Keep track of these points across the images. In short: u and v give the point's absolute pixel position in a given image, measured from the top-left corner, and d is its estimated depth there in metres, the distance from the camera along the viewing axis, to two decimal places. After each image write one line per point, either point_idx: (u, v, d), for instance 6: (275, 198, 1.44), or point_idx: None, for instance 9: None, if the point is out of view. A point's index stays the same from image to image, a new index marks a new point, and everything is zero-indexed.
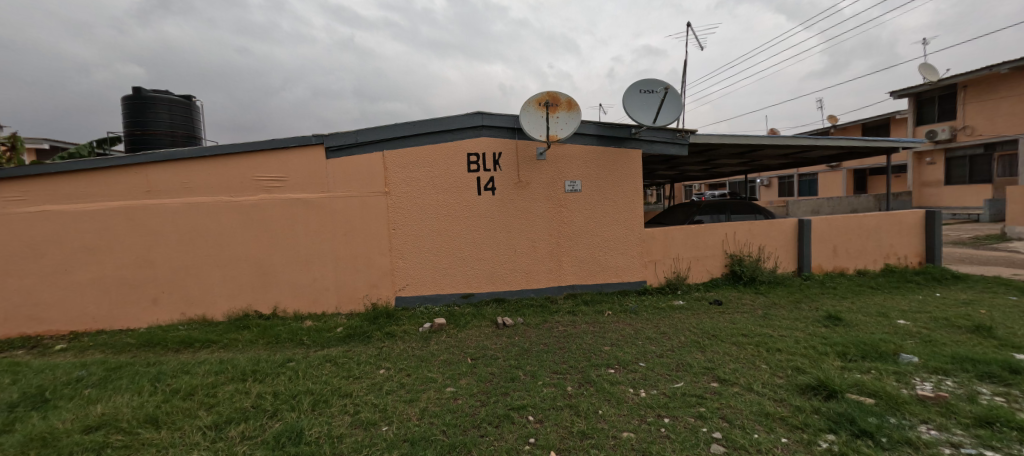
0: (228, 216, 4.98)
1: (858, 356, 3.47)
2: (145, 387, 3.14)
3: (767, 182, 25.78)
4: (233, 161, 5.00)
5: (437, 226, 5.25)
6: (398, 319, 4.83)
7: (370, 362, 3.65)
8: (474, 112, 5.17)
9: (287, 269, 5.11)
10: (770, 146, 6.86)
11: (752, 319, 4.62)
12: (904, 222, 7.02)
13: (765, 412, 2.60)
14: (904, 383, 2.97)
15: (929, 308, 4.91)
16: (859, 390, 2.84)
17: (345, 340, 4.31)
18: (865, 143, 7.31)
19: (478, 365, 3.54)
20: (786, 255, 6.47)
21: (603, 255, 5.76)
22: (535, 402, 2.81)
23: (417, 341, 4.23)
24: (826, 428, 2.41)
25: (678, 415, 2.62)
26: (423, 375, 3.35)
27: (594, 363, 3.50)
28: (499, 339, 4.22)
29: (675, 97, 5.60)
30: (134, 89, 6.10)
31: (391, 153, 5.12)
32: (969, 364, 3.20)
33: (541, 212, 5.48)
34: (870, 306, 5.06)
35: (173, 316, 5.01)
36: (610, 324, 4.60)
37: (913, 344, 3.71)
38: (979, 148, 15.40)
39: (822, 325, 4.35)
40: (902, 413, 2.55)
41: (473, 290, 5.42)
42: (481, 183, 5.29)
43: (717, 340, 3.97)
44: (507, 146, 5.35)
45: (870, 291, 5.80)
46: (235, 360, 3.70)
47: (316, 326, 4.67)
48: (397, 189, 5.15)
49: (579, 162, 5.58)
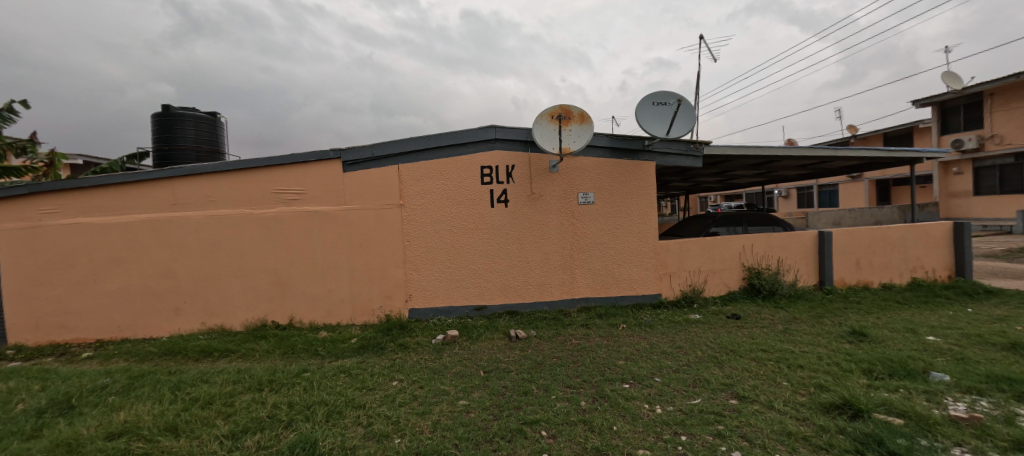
0: (249, 229, 5.12)
1: (885, 373, 3.34)
2: (166, 395, 3.22)
3: (785, 193, 25.34)
4: (254, 175, 5.16)
5: (450, 239, 5.29)
6: (411, 331, 4.85)
7: (383, 373, 3.67)
8: (487, 125, 5.25)
9: (303, 279, 5.20)
10: (788, 157, 6.75)
11: (772, 334, 4.49)
12: (931, 234, 6.77)
13: (787, 431, 2.52)
14: (935, 403, 2.84)
15: (960, 324, 4.70)
16: (886, 409, 2.73)
17: (359, 351, 4.34)
18: (886, 154, 7.17)
19: (491, 378, 3.52)
20: (806, 268, 6.30)
21: (617, 268, 5.70)
22: (549, 416, 2.78)
23: (430, 353, 4.24)
24: (852, 450, 2.32)
25: (696, 432, 2.55)
26: (436, 387, 3.35)
27: (608, 377, 3.45)
28: (512, 352, 4.19)
29: (689, 109, 5.59)
30: (163, 107, 6.38)
31: (406, 167, 5.22)
32: (1004, 384, 3.04)
33: (554, 225, 5.48)
34: (897, 321, 4.87)
35: (193, 325, 5.13)
36: (624, 338, 4.53)
37: (943, 361, 3.55)
38: (1009, 157, 14.89)
39: (846, 341, 4.20)
40: (933, 434, 2.43)
41: (485, 302, 5.41)
42: (494, 196, 5.33)
43: (735, 355, 3.88)
44: (521, 159, 5.40)
45: (896, 306, 5.58)
46: (252, 370, 3.76)
47: (331, 337, 4.73)
48: (411, 202, 5.23)
49: (591, 174, 5.58)
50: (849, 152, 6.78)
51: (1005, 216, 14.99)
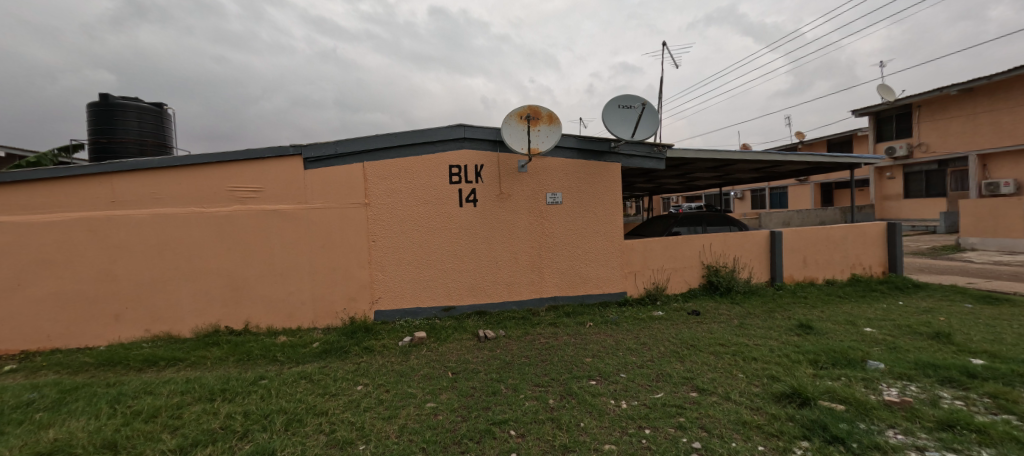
0: (199, 228, 4.81)
1: (828, 363, 3.59)
2: (104, 409, 2.96)
3: (741, 195, 26.77)
4: (206, 171, 4.86)
5: (417, 239, 5.20)
6: (377, 334, 4.73)
7: (347, 378, 3.55)
8: (456, 124, 5.20)
9: (259, 282, 4.94)
10: (743, 161, 7.12)
11: (729, 329, 4.72)
12: (868, 234, 7.35)
13: (741, 421, 2.65)
14: (872, 389, 3.08)
15: (893, 316, 5.13)
16: (830, 396, 2.94)
17: (321, 356, 4.18)
18: (829, 159, 7.71)
19: (459, 379, 3.49)
20: (759, 266, 6.67)
21: (584, 267, 5.81)
22: (517, 416, 2.79)
23: (397, 356, 4.15)
24: (800, 435, 2.47)
25: (659, 425, 2.63)
26: (403, 391, 3.28)
27: (576, 375, 3.50)
28: (480, 352, 4.18)
29: (652, 112, 5.77)
30: (101, 96, 5.87)
31: (371, 165, 5.08)
32: (930, 370, 3.35)
33: (523, 224, 5.51)
34: (839, 314, 5.25)
35: (135, 332, 4.76)
36: (591, 336, 4.62)
37: (879, 351, 3.86)
38: (933, 164, 16.45)
39: (795, 334, 4.49)
40: (871, 418, 2.63)
41: (454, 303, 5.36)
42: (463, 195, 5.29)
43: (695, 349, 4.05)
44: (489, 158, 5.38)
45: (838, 300, 6.03)
46: (202, 379, 3.53)
47: (291, 341, 4.52)
48: (377, 201, 5.09)
49: (559, 175, 5.65)
50: (798, 157, 7.24)
51: (930, 217, 16.52)
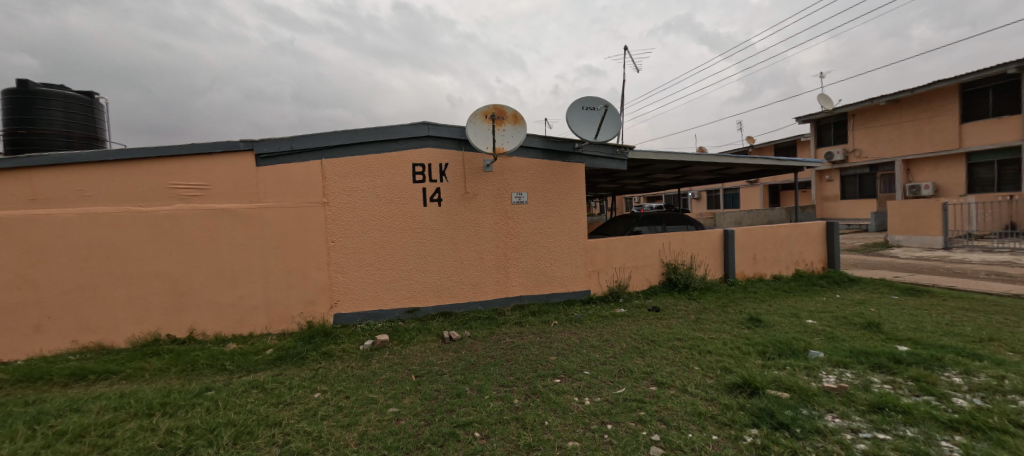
0: (136, 229, 4.43)
1: (775, 354, 3.82)
2: (20, 431, 2.66)
3: (697, 196, 28.06)
4: (144, 166, 4.49)
5: (379, 239, 5.05)
6: (336, 338, 4.55)
7: (303, 385, 3.39)
8: (420, 122, 5.10)
9: (206, 286, 4.62)
10: (699, 163, 7.45)
11: (686, 324, 4.93)
12: (810, 232, 7.91)
13: (697, 412, 2.77)
14: (813, 377, 3.31)
15: (831, 308, 5.55)
16: (777, 385, 3.13)
17: (275, 363, 3.97)
18: (776, 162, 8.23)
19: (423, 382, 3.42)
20: (714, 263, 7.01)
21: (549, 266, 5.87)
22: (482, 417, 2.77)
23: (358, 360, 4.00)
24: (750, 423, 2.60)
25: (621, 420, 2.70)
26: (364, 396, 3.17)
27: (541, 373, 3.53)
28: (445, 354, 4.12)
29: (614, 115, 5.92)
30: (19, 82, 5.28)
31: (330, 162, 4.88)
32: (863, 357, 3.65)
33: (488, 224, 5.48)
34: (784, 308, 5.61)
35: (60, 344, 4.30)
36: (556, 334, 4.67)
37: (819, 341, 4.17)
38: (865, 168, 18.03)
39: (745, 327, 4.75)
40: (812, 404, 2.83)
41: (418, 304, 5.25)
42: (427, 194, 5.20)
43: (655, 344, 4.19)
44: (454, 157, 5.31)
45: (784, 294, 6.44)
46: (139, 393, 3.25)
47: (242, 349, 4.26)
48: (337, 200, 4.90)
49: (524, 175, 5.67)
50: (748, 160, 7.67)
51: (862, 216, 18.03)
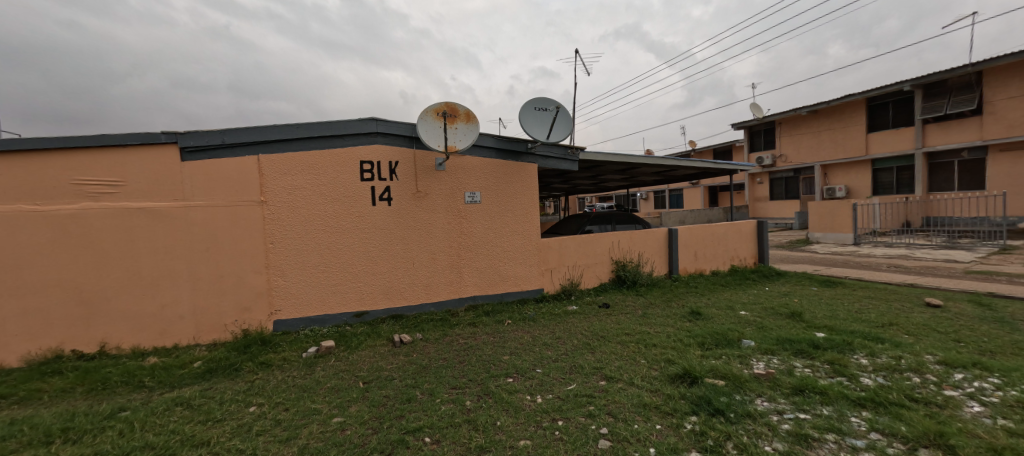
0: (31, 230, 3.87)
1: (712, 344, 4.09)
2: None
3: (645, 196, 29.43)
4: (42, 160, 3.94)
5: (324, 240, 4.78)
6: (276, 346, 4.25)
7: (237, 399, 3.13)
8: (368, 117, 4.89)
9: (121, 294, 4.13)
10: (645, 165, 7.80)
11: (634, 319, 5.14)
12: (743, 230, 8.55)
13: (643, 403, 2.88)
14: (745, 364, 3.58)
15: (761, 300, 6.03)
16: (714, 374, 3.34)
17: (204, 376, 3.63)
18: (714, 165, 8.81)
19: (371, 389, 3.29)
20: (659, 260, 7.37)
21: (503, 265, 5.87)
22: (433, 422, 2.70)
23: (300, 369, 3.77)
24: (690, 411, 2.75)
25: (571, 416, 2.75)
26: (306, 407, 2.98)
27: (493, 373, 3.51)
28: (395, 358, 3.99)
29: (566, 116, 6.04)
30: None
31: (268, 158, 4.55)
32: (788, 344, 3.99)
33: (440, 224, 5.38)
34: (721, 301, 6.02)
35: None
36: (509, 333, 4.68)
37: (751, 330, 4.51)
38: (790, 172, 19.88)
39: (687, 320, 5.03)
40: (744, 390, 3.05)
41: (367, 307, 5.04)
42: (376, 193, 5.00)
43: (605, 340, 4.32)
44: (405, 155, 5.16)
45: (721, 288, 6.91)
46: (34, 418, 2.84)
47: (165, 362, 3.86)
48: (276, 199, 4.58)
49: (478, 174, 5.63)
50: (689, 163, 8.14)
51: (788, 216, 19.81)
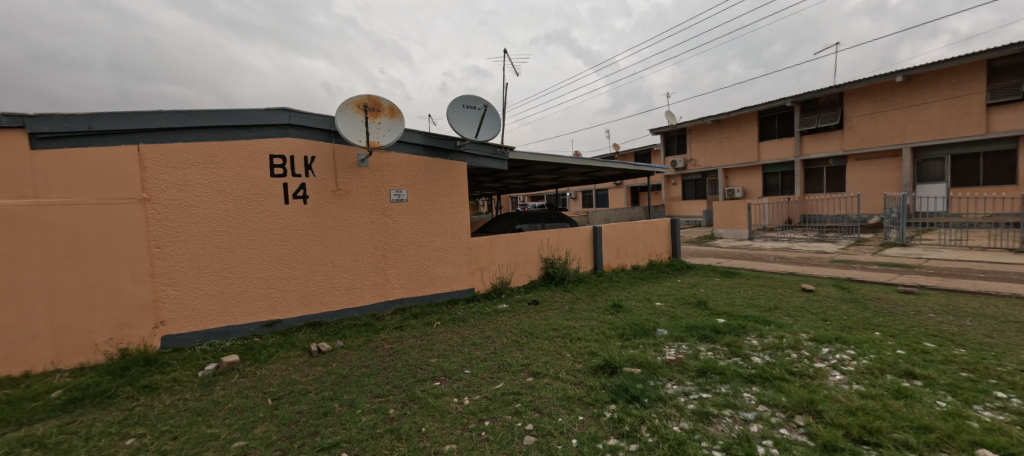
0: None
1: (631, 334, 4.36)
2: None
3: (574, 196, 30.70)
4: None
5: (225, 242, 4.26)
6: (164, 365, 3.70)
7: (109, 432, 2.66)
8: (278, 107, 4.46)
9: None
10: (571, 165, 8.11)
11: (561, 314, 5.31)
12: (659, 227, 9.27)
13: (567, 396, 2.98)
14: (659, 352, 3.87)
15: (674, 291, 6.59)
16: (631, 362, 3.56)
17: (65, 407, 3.03)
18: (633, 167, 9.44)
19: (282, 405, 2.99)
20: (585, 256, 7.71)
21: (432, 265, 5.72)
22: (351, 435, 2.53)
23: (194, 390, 3.31)
24: (609, 400, 2.90)
25: (498, 415, 2.75)
26: (199, 433, 2.62)
27: (419, 378, 3.40)
28: (312, 369, 3.68)
29: (495, 115, 6.05)
30: None
31: (152, 149, 3.94)
32: (694, 330, 4.40)
33: (364, 223, 5.08)
34: (639, 293, 6.46)
35: None
36: (437, 335, 4.57)
37: (664, 320, 4.90)
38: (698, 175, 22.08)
39: (609, 313, 5.32)
40: (657, 375, 3.29)
41: (279, 316, 4.60)
42: (289, 191, 4.58)
43: (533, 336, 4.41)
44: (322, 149, 4.79)
45: (640, 282, 7.42)
46: None
47: (9, 395, 3.16)
48: (163, 196, 3.98)
49: (404, 171, 5.41)
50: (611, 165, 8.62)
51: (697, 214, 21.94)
